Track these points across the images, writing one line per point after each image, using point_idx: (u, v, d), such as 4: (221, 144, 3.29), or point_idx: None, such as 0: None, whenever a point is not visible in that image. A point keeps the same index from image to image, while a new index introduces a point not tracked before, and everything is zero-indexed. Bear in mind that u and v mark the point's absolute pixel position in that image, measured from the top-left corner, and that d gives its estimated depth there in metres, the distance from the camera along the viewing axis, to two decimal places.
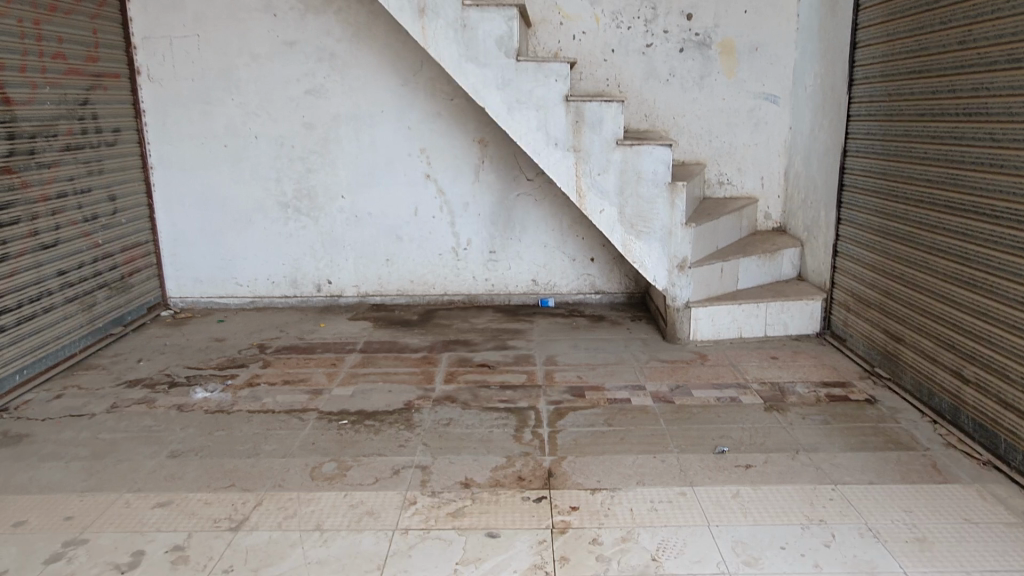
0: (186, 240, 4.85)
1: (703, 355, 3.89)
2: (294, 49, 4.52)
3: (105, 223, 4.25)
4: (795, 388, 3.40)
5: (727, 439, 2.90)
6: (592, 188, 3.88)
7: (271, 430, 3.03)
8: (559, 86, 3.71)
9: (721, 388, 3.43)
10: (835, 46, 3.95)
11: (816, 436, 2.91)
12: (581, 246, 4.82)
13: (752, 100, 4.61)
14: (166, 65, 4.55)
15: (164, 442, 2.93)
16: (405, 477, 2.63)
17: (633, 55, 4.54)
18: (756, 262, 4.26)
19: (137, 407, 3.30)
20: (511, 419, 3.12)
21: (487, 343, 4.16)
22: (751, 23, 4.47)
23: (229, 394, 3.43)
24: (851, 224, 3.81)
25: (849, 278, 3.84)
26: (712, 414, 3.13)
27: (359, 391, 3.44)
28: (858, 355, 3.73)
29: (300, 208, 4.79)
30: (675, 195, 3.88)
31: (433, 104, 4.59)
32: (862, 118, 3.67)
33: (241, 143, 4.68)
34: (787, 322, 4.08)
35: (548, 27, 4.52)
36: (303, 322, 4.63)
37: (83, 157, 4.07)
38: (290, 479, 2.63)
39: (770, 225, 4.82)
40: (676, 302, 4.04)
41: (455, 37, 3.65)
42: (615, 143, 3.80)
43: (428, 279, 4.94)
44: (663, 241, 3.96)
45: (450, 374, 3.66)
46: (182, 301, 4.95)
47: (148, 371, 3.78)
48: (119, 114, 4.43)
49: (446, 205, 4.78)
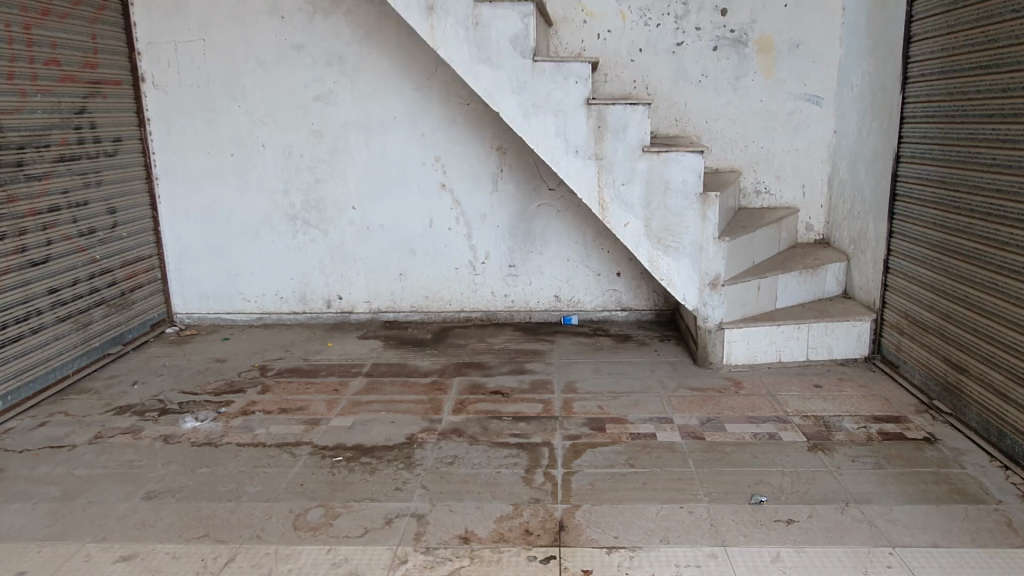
0: (192, 254, 4.65)
1: (738, 382, 3.53)
2: (302, 53, 4.28)
3: (104, 237, 4.06)
4: (842, 423, 3.03)
5: (766, 486, 2.55)
6: (616, 200, 3.56)
7: (258, 468, 2.77)
8: (579, 88, 3.40)
9: (758, 422, 3.07)
10: (887, 41, 3.58)
11: (869, 484, 2.54)
12: (606, 260, 4.50)
13: (792, 101, 4.24)
14: (170, 72, 4.36)
15: (141, 482, 2.69)
16: (397, 528, 2.35)
17: (662, 54, 4.21)
18: (797, 278, 3.89)
19: (121, 438, 3.07)
20: (522, 457, 2.81)
21: (502, 366, 3.86)
22: (792, 18, 4.12)
23: (220, 423, 3.19)
24: (905, 238, 3.42)
25: (902, 298, 3.45)
26: (748, 455, 2.78)
27: (359, 422, 3.16)
28: (914, 386, 3.33)
29: (309, 220, 4.55)
30: (706, 207, 3.54)
31: (449, 110, 4.32)
32: (918, 120, 3.29)
33: (247, 153, 4.46)
34: (832, 345, 3.70)
35: (570, 26, 4.22)
36: (311, 341, 4.38)
37: (78, 168, 3.88)
38: (270, 529, 2.36)
39: (812, 237, 4.43)
40: (708, 323, 3.69)
41: (466, 37, 3.37)
42: (640, 150, 3.48)
43: (444, 295, 4.65)
44: (694, 256, 3.62)
45: (460, 403, 3.36)
46: (188, 317, 4.75)
47: (141, 396, 3.56)
48: (120, 123, 4.24)
49: (462, 217, 4.49)
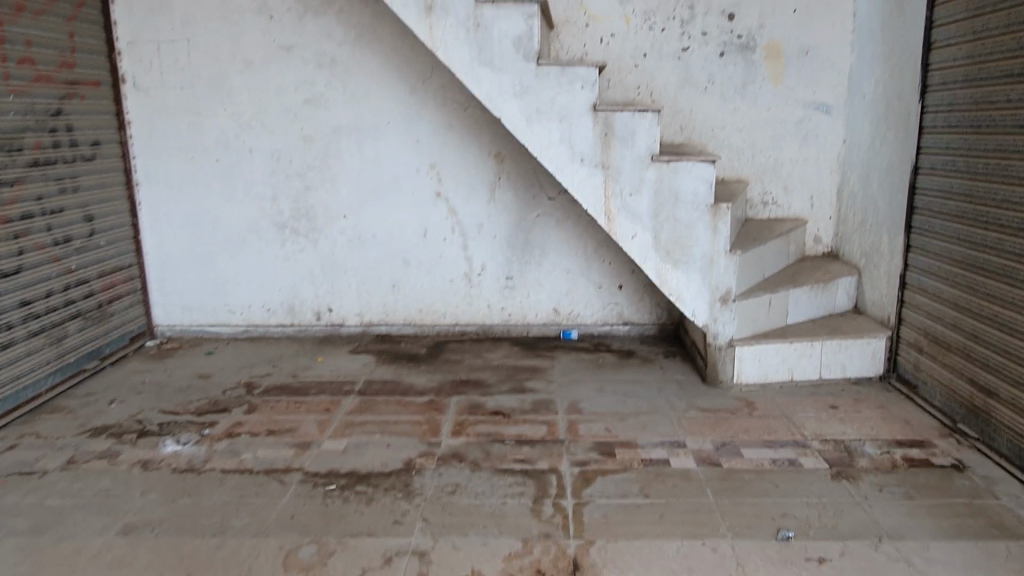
0: (175, 263, 4.43)
1: (750, 402, 3.37)
2: (291, 54, 4.09)
3: (80, 246, 3.84)
4: (864, 448, 2.88)
5: (791, 519, 2.39)
6: (623, 211, 3.39)
7: (245, 498, 2.57)
8: (586, 93, 3.24)
9: (775, 447, 2.91)
10: (904, 48, 3.45)
11: (900, 517, 2.38)
12: (607, 273, 4.34)
13: (801, 109, 4.11)
14: (153, 73, 4.15)
15: (117, 514, 2.48)
16: (397, 568, 2.16)
17: (667, 60, 4.07)
18: (808, 293, 3.75)
19: (96, 463, 2.86)
20: (529, 486, 2.63)
21: (501, 384, 3.68)
22: (801, 24, 3.98)
23: (204, 447, 2.99)
24: (924, 252, 3.28)
25: (921, 315, 3.31)
26: (768, 483, 2.62)
27: (352, 446, 2.97)
28: (934, 407, 3.19)
29: (298, 228, 4.35)
30: (717, 219, 3.39)
31: (445, 115, 4.14)
32: (940, 130, 3.16)
33: (234, 159, 4.26)
34: (845, 364, 3.56)
35: (572, 29, 4.06)
36: (299, 356, 4.17)
37: (53, 173, 3.67)
38: (258, 569, 2.17)
39: (821, 249, 4.30)
40: (718, 340, 3.53)
41: (467, 39, 3.21)
42: (649, 158, 3.32)
43: (438, 307, 4.47)
44: (704, 270, 3.46)
45: (458, 425, 3.17)
46: (170, 329, 4.53)
47: (118, 416, 3.34)
48: (99, 126, 4.02)
49: (458, 227, 4.31)
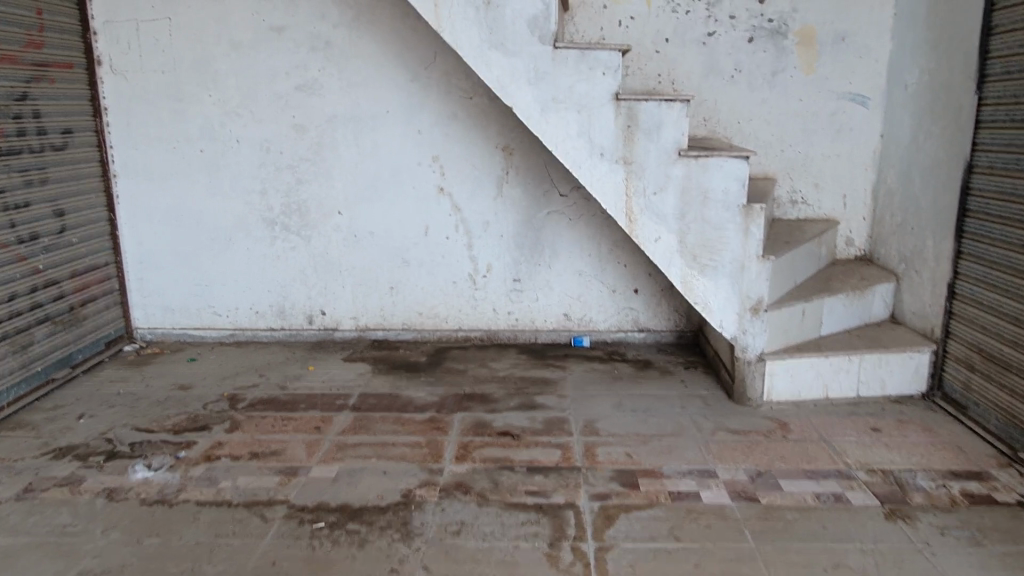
0: (155, 261, 4.11)
1: (783, 423, 3.07)
2: (282, 36, 3.76)
3: (48, 244, 3.51)
4: (917, 481, 2.58)
5: (846, 571, 2.08)
6: (646, 211, 3.07)
7: (220, 538, 2.26)
8: (607, 80, 2.90)
9: (818, 478, 2.60)
10: (955, 34, 3.12)
11: (972, 571, 2.08)
12: (622, 275, 4.02)
13: (835, 101, 3.78)
14: (131, 54, 3.82)
15: (74, 557, 2.17)
16: None
17: (691, 46, 3.73)
18: (843, 301, 3.44)
19: (55, 492, 2.54)
20: (544, 525, 2.32)
21: (509, 398, 3.36)
22: (838, 8, 3.65)
23: (178, 473, 2.67)
24: (979, 260, 2.97)
25: (973, 329, 3.00)
26: (815, 524, 2.31)
27: (344, 473, 2.65)
28: (990, 432, 2.88)
29: (288, 225, 4.03)
30: (750, 221, 3.06)
31: (449, 103, 3.81)
32: (1001, 124, 2.83)
33: (219, 148, 3.93)
34: (885, 380, 3.25)
35: (589, 11, 3.73)
36: (288, 364, 3.85)
37: (18, 164, 3.33)
38: None
39: (853, 253, 3.98)
40: (747, 353, 3.22)
41: (476, 18, 2.88)
42: (676, 153, 2.99)
43: (440, 311, 4.15)
44: (734, 276, 3.15)
45: (462, 448, 2.86)
46: (150, 333, 4.21)
47: (86, 434, 3.02)
48: (71, 112, 3.69)
49: (462, 225, 3.99)
